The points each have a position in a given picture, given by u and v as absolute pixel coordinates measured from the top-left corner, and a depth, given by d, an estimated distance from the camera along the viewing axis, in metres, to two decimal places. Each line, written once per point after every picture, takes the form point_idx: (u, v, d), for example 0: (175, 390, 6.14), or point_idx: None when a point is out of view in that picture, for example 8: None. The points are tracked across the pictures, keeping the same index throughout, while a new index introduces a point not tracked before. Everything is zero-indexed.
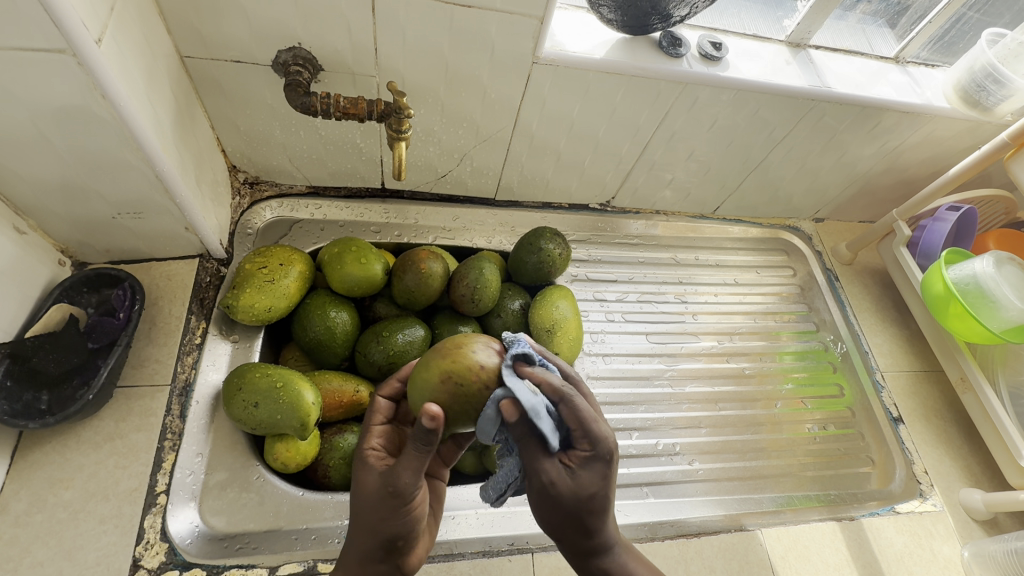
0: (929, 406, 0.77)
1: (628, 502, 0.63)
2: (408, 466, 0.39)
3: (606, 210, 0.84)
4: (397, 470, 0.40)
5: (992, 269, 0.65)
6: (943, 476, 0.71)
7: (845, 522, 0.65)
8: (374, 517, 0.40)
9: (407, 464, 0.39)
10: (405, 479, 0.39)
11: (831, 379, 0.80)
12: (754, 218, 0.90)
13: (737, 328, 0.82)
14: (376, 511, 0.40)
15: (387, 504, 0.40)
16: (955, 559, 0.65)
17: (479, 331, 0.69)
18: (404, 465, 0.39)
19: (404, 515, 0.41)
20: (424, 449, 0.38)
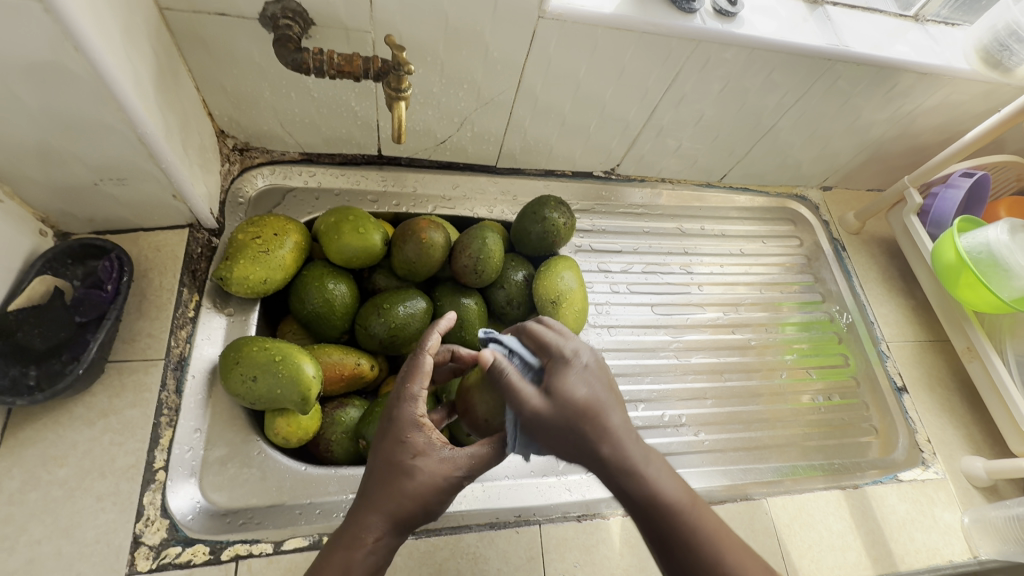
0: (935, 375, 0.76)
1: None
2: (483, 461, 0.41)
3: (609, 178, 0.81)
4: (468, 462, 0.41)
5: (1006, 237, 0.64)
6: (946, 444, 0.71)
7: (849, 491, 0.65)
8: (425, 500, 0.39)
9: (483, 457, 0.41)
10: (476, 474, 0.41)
11: (836, 349, 0.80)
12: (761, 186, 0.88)
13: (743, 299, 0.81)
14: (430, 494, 0.39)
15: (444, 489, 0.40)
16: (956, 525, 0.66)
17: (481, 303, 0.68)
18: (477, 459, 0.41)
19: (448, 498, 0.41)
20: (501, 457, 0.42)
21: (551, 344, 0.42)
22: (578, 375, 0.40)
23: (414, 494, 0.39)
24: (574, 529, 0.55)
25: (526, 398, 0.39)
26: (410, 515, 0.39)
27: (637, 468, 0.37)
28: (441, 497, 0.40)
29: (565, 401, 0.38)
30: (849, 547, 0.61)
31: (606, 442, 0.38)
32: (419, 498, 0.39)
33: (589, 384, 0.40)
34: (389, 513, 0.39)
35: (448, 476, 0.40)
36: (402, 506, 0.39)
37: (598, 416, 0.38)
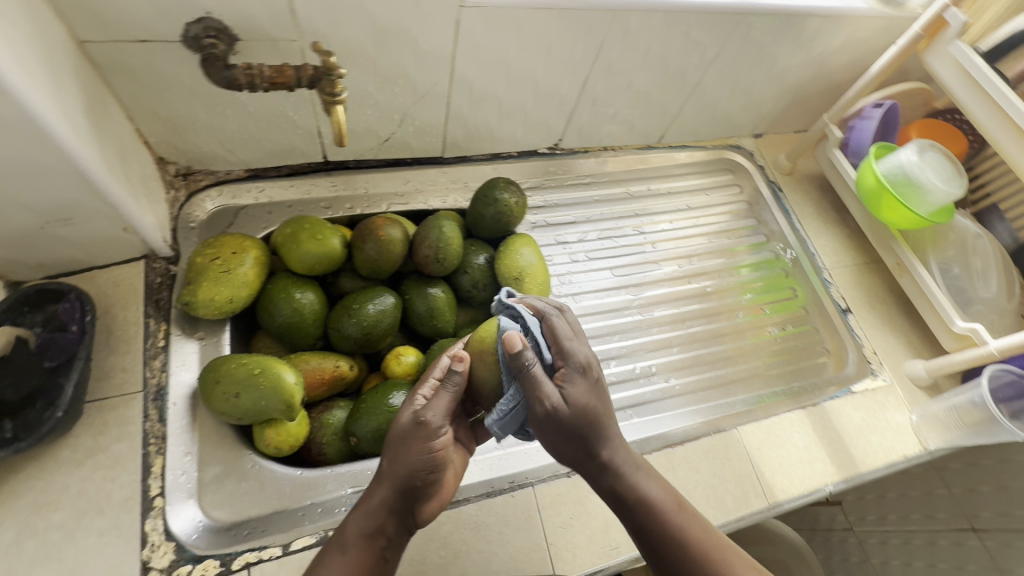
0: (875, 293, 0.83)
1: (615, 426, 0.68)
2: (439, 402, 0.47)
3: (554, 153, 0.84)
4: (433, 416, 0.46)
5: (916, 158, 0.70)
6: (890, 353, 0.78)
7: (810, 409, 0.71)
8: (402, 455, 0.46)
9: (439, 404, 0.47)
10: (436, 412, 0.46)
11: (785, 283, 0.85)
12: (697, 142, 0.93)
13: (695, 250, 0.85)
14: (404, 446, 0.46)
15: (415, 439, 0.46)
16: (906, 423, 0.73)
17: (448, 290, 0.70)
18: (438, 406, 0.47)
19: (428, 453, 0.46)
20: (455, 392, 0.47)
21: (570, 354, 0.45)
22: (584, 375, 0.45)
23: (392, 451, 0.47)
24: (565, 485, 0.58)
25: (551, 392, 0.43)
26: (395, 475, 0.46)
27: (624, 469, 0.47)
28: (416, 449, 0.46)
29: (581, 404, 0.44)
30: (815, 458, 0.67)
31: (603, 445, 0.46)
32: (398, 454, 0.46)
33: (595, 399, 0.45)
34: (381, 478, 0.46)
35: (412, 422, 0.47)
36: (387, 469, 0.46)
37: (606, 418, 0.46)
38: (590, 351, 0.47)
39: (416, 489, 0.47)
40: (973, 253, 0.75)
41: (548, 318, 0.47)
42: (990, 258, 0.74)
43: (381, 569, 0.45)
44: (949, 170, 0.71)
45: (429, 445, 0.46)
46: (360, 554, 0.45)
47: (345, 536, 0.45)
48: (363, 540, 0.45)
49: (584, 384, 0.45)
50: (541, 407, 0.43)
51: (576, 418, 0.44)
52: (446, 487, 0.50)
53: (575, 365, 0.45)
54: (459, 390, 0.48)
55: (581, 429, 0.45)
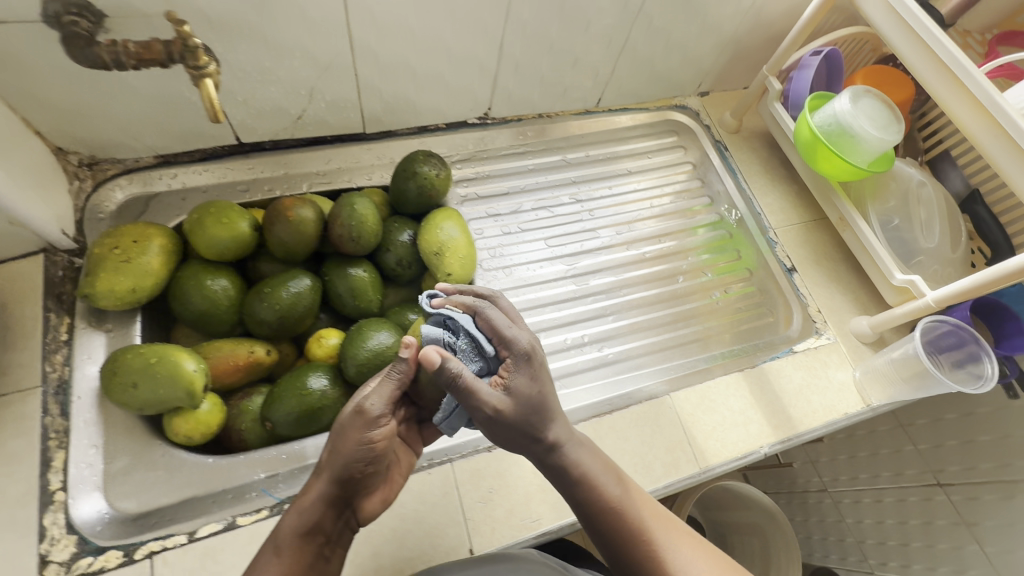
0: (823, 250, 0.80)
1: None
2: (381, 391, 0.47)
3: (485, 123, 0.82)
4: (371, 406, 0.47)
5: (849, 106, 0.66)
6: (836, 311, 0.76)
7: (747, 370, 0.70)
8: (341, 449, 0.46)
9: (379, 392, 0.47)
10: (376, 403, 0.46)
11: (729, 246, 0.82)
12: (639, 104, 0.89)
13: (637, 215, 0.82)
14: (344, 440, 0.46)
15: (356, 432, 0.46)
16: (849, 381, 0.71)
17: (371, 270, 0.69)
18: (379, 393, 0.47)
19: (365, 446, 0.46)
20: (398, 380, 0.48)
21: (511, 340, 0.43)
22: (527, 372, 0.43)
23: (332, 446, 0.47)
24: (485, 460, 0.58)
25: (487, 397, 0.41)
26: (333, 471, 0.46)
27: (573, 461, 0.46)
28: (354, 442, 0.46)
29: (525, 396, 0.42)
30: (750, 421, 0.66)
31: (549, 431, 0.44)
32: (337, 445, 0.47)
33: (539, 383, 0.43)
34: (320, 473, 0.47)
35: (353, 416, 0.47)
36: (325, 466, 0.47)
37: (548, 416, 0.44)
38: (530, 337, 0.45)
39: (351, 488, 0.48)
40: (916, 203, 0.72)
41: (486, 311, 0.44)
42: (934, 207, 0.72)
43: (316, 568, 0.46)
44: (886, 116, 0.68)
45: (369, 437, 0.46)
46: (297, 554, 0.45)
47: (281, 535, 0.45)
48: (297, 539, 0.45)
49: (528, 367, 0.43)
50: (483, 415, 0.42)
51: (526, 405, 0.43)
52: (387, 485, 0.51)
53: (516, 353, 0.43)
54: (405, 378, 0.48)
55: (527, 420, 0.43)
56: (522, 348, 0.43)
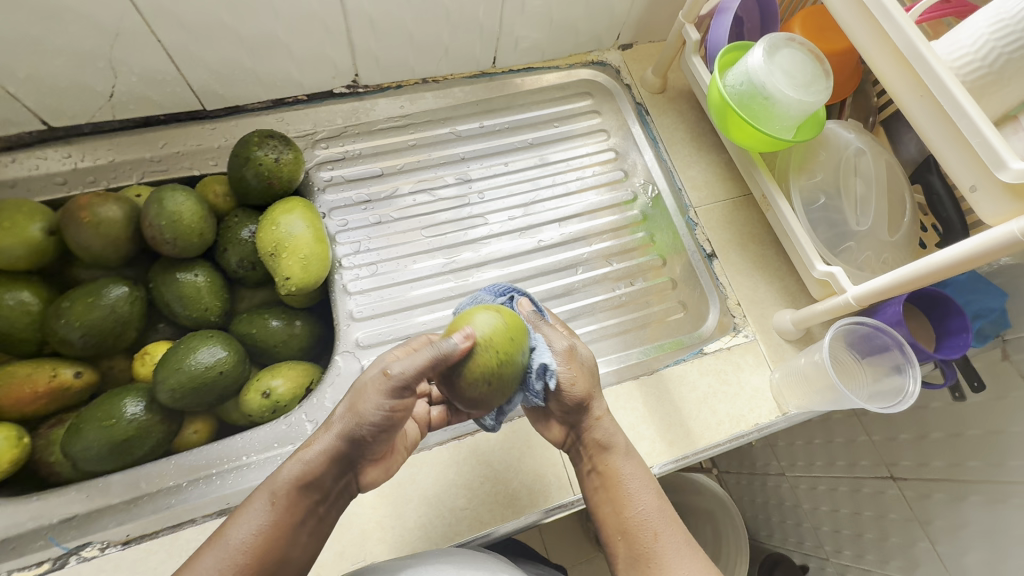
0: (748, 232, 0.69)
1: None
2: (413, 362, 0.38)
3: (357, 92, 0.70)
4: (397, 369, 0.39)
5: (763, 60, 0.54)
6: (757, 304, 0.66)
7: (643, 378, 0.61)
8: (356, 408, 0.41)
9: (413, 364, 0.38)
10: (407, 374, 0.38)
11: (640, 228, 0.71)
12: (546, 62, 0.77)
13: (535, 196, 0.71)
14: (361, 399, 0.41)
15: (374, 394, 0.40)
16: (764, 386, 0.62)
17: (209, 272, 0.60)
18: (412, 363, 0.38)
19: (383, 411, 0.41)
20: (440, 360, 0.37)
21: (549, 338, 0.47)
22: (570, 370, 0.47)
23: (348, 402, 0.42)
24: None
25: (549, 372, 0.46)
26: (344, 431, 0.42)
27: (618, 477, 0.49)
28: (371, 404, 0.40)
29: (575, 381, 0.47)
30: (641, 437, 0.58)
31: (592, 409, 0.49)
32: (353, 403, 0.42)
33: (581, 376, 0.48)
34: (330, 429, 0.42)
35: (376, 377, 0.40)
36: (337, 425, 0.42)
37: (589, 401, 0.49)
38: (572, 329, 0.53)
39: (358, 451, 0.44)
40: (851, 175, 0.60)
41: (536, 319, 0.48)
42: (872, 180, 0.60)
43: (305, 523, 0.43)
44: (811, 72, 0.55)
45: (390, 401, 0.40)
46: (288, 504, 0.42)
47: (278, 481, 0.42)
48: (294, 490, 0.42)
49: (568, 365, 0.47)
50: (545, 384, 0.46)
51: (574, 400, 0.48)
52: (391, 454, 0.48)
53: (560, 351, 0.47)
54: (446, 366, 0.37)
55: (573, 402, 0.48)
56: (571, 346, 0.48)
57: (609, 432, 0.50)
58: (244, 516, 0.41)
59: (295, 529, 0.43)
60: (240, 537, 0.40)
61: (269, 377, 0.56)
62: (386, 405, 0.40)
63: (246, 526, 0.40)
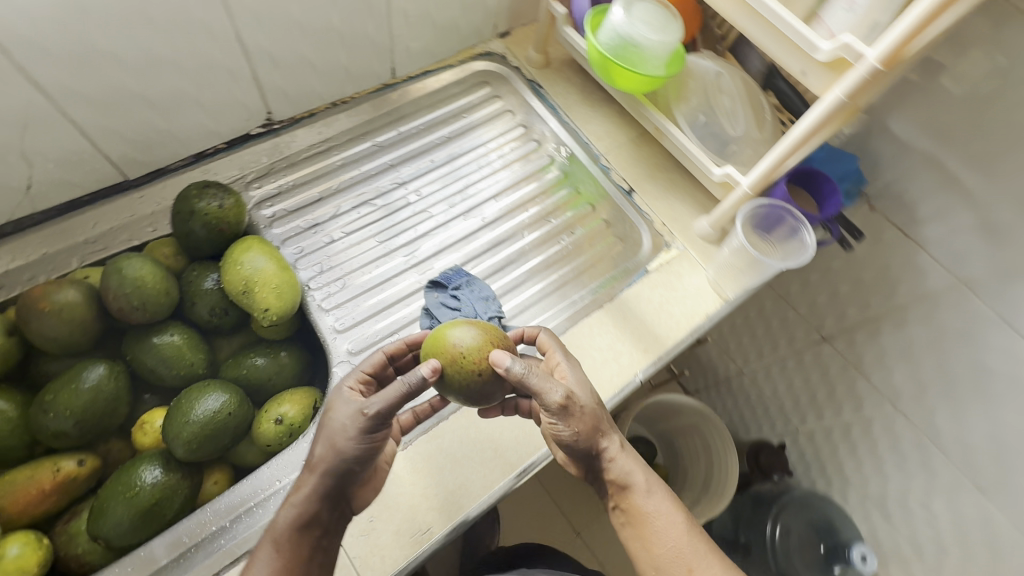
0: (653, 163, 0.80)
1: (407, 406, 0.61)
2: (386, 393, 0.45)
3: (273, 129, 0.73)
4: (372, 404, 0.45)
5: (624, 18, 0.64)
6: (677, 220, 0.77)
7: (607, 306, 0.69)
8: (334, 444, 0.47)
9: (387, 397, 0.45)
10: (377, 403, 0.45)
11: (564, 185, 0.81)
12: (439, 62, 0.83)
13: (465, 183, 0.77)
14: (336, 434, 0.46)
15: (348, 427, 0.46)
16: (705, 283, 0.72)
17: (184, 329, 0.61)
18: (385, 394, 0.45)
19: (359, 445, 0.46)
20: (409, 386, 0.45)
21: (544, 391, 0.48)
22: (579, 390, 0.53)
23: (323, 443, 0.47)
24: None
25: (551, 395, 0.48)
26: (323, 470, 0.47)
27: (651, 501, 0.56)
28: (348, 436, 0.46)
29: (583, 407, 0.51)
30: (620, 353, 0.66)
31: (605, 438, 0.55)
32: (328, 443, 0.47)
33: (585, 412, 0.51)
34: (314, 470, 0.48)
35: (353, 413, 0.46)
36: (315, 466, 0.48)
37: (600, 433, 0.54)
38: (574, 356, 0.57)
39: (342, 486, 0.48)
40: (718, 93, 0.72)
41: (523, 376, 0.47)
42: (735, 93, 0.72)
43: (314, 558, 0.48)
44: (662, 17, 0.66)
45: (369, 434, 0.46)
46: (292, 545, 0.47)
47: (278, 529, 0.48)
48: (295, 531, 0.47)
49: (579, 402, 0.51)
50: (550, 407, 0.48)
51: (583, 432, 0.52)
52: (377, 477, 0.52)
53: (554, 398, 0.48)
54: (414, 390, 0.45)
55: (579, 429, 0.51)
56: (562, 388, 0.49)
57: (639, 477, 0.56)
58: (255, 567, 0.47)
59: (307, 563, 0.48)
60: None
61: (276, 405, 0.59)
62: (361, 437, 0.46)
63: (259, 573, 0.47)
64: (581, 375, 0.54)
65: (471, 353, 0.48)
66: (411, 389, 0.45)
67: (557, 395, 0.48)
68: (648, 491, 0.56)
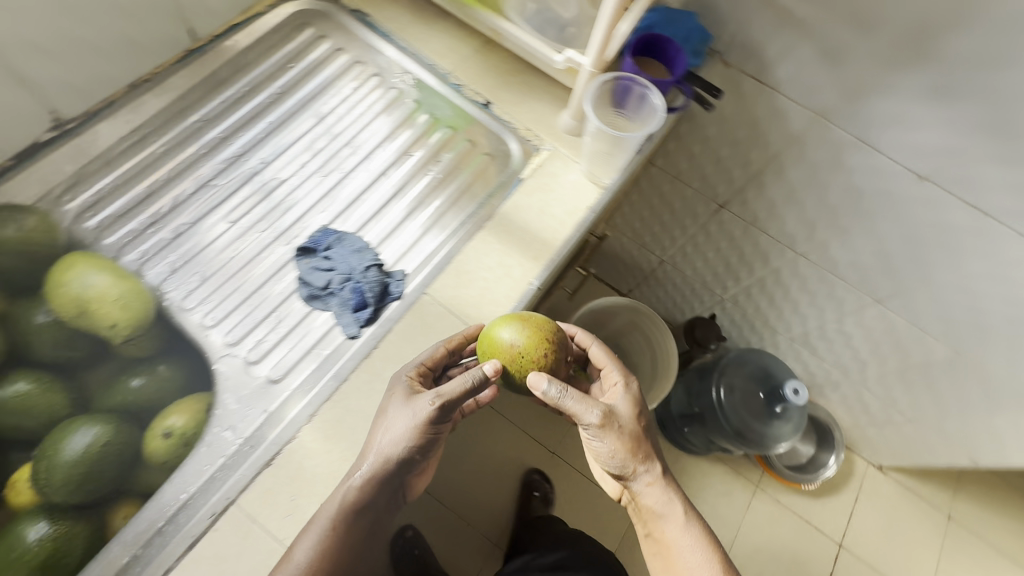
0: (503, 69, 0.77)
1: (306, 377, 0.58)
2: (460, 385, 0.53)
3: (69, 130, 0.66)
4: (447, 391, 0.53)
5: None
6: (541, 121, 0.74)
7: (489, 223, 0.67)
8: (390, 426, 0.52)
9: (458, 390, 0.53)
10: (450, 391, 0.52)
11: (421, 113, 0.76)
12: (244, 12, 0.75)
13: (311, 137, 0.72)
14: (397, 417, 0.52)
15: (412, 409, 0.52)
16: (581, 177, 0.72)
17: (38, 376, 0.57)
18: (456, 383, 0.53)
19: (427, 429, 0.53)
20: (470, 380, 0.53)
21: (582, 414, 0.66)
22: (621, 409, 0.70)
23: (381, 429, 0.52)
24: (271, 476, 0.52)
25: (591, 427, 0.66)
26: (380, 459, 0.51)
27: (675, 528, 0.74)
28: (405, 425, 0.52)
29: (624, 432, 0.68)
30: (511, 266, 0.65)
31: (647, 458, 0.73)
32: (384, 428, 0.53)
33: (638, 452, 0.71)
34: (370, 452, 0.52)
35: (427, 397, 0.52)
36: (366, 467, 0.52)
37: (642, 462, 0.72)
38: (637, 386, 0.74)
39: (390, 479, 0.54)
40: None
41: (552, 396, 0.56)
42: None
43: (359, 535, 0.53)
44: None
45: (438, 420, 0.53)
46: (344, 528, 0.51)
47: (332, 509, 0.50)
48: (350, 516, 0.51)
49: (617, 420, 0.68)
50: (588, 424, 0.66)
51: (618, 443, 0.69)
52: (426, 458, 0.60)
53: (590, 414, 0.65)
54: (473, 382, 0.53)
55: (614, 454, 0.70)
56: (601, 411, 0.66)
57: (676, 527, 0.74)
58: (304, 545, 0.49)
59: (346, 541, 0.52)
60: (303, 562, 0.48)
61: (163, 420, 0.56)
62: (424, 425, 0.52)
63: (301, 556, 0.48)
64: (631, 408, 0.71)
65: (522, 359, 0.56)
66: (472, 381, 0.53)
67: (590, 416, 0.66)
68: (682, 532, 0.74)
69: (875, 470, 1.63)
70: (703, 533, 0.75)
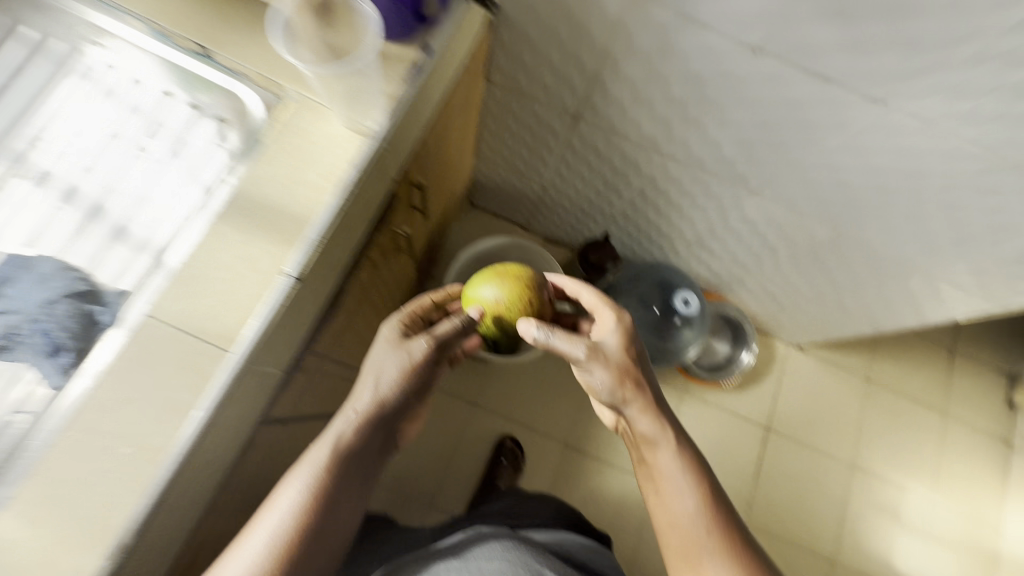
0: (232, 20, 0.70)
1: (59, 412, 0.57)
2: (446, 326, 0.74)
3: None
4: (437, 333, 0.72)
5: None
6: (280, 70, 0.69)
7: (236, 196, 0.63)
8: (380, 379, 0.70)
9: (456, 335, 0.75)
10: (439, 334, 0.72)
11: (149, 86, 0.74)
12: None
13: (30, 135, 0.70)
14: (384, 368, 0.71)
15: (398, 355, 0.71)
16: (338, 129, 0.66)
17: None
18: (448, 330, 0.73)
19: (410, 381, 0.72)
20: (450, 329, 0.74)
21: (568, 351, 0.75)
22: (610, 347, 0.77)
23: (370, 378, 0.71)
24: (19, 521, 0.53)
25: (601, 376, 0.77)
26: (370, 407, 0.69)
27: (676, 488, 0.80)
28: (391, 368, 0.71)
29: (611, 361, 0.77)
30: (263, 245, 0.62)
31: (643, 392, 0.79)
32: (379, 402, 0.70)
33: (657, 403, 0.80)
34: (362, 396, 0.70)
35: (416, 339, 0.72)
36: (360, 412, 0.69)
37: (663, 428, 0.80)
38: (629, 321, 0.79)
39: (380, 418, 0.71)
40: None
41: (541, 341, 0.74)
42: None
43: (347, 478, 0.70)
44: None
45: (423, 363, 0.73)
46: (334, 463, 0.68)
47: (324, 442, 0.68)
48: (342, 454, 0.69)
49: (603, 354, 0.76)
50: (576, 356, 0.75)
51: (609, 375, 0.77)
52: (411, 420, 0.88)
53: (582, 347, 0.75)
54: (449, 335, 0.73)
55: (627, 385, 0.78)
56: (592, 347, 0.75)
57: (675, 473, 0.80)
58: (295, 484, 0.67)
59: (337, 483, 0.68)
60: (265, 539, 0.64)
61: None
62: (407, 363, 0.71)
63: (269, 524, 0.65)
64: (643, 364, 0.79)
65: (495, 304, 0.77)
66: (440, 336, 0.72)
67: (580, 353, 0.75)
68: (690, 496, 0.79)
69: (794, 351, 1.66)
70: (698, 484, 0.79)
